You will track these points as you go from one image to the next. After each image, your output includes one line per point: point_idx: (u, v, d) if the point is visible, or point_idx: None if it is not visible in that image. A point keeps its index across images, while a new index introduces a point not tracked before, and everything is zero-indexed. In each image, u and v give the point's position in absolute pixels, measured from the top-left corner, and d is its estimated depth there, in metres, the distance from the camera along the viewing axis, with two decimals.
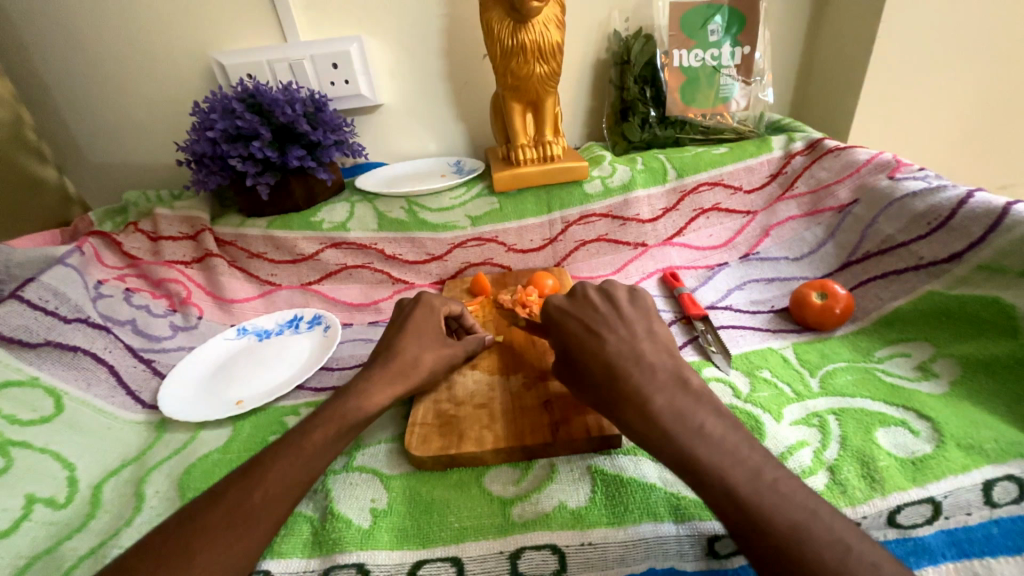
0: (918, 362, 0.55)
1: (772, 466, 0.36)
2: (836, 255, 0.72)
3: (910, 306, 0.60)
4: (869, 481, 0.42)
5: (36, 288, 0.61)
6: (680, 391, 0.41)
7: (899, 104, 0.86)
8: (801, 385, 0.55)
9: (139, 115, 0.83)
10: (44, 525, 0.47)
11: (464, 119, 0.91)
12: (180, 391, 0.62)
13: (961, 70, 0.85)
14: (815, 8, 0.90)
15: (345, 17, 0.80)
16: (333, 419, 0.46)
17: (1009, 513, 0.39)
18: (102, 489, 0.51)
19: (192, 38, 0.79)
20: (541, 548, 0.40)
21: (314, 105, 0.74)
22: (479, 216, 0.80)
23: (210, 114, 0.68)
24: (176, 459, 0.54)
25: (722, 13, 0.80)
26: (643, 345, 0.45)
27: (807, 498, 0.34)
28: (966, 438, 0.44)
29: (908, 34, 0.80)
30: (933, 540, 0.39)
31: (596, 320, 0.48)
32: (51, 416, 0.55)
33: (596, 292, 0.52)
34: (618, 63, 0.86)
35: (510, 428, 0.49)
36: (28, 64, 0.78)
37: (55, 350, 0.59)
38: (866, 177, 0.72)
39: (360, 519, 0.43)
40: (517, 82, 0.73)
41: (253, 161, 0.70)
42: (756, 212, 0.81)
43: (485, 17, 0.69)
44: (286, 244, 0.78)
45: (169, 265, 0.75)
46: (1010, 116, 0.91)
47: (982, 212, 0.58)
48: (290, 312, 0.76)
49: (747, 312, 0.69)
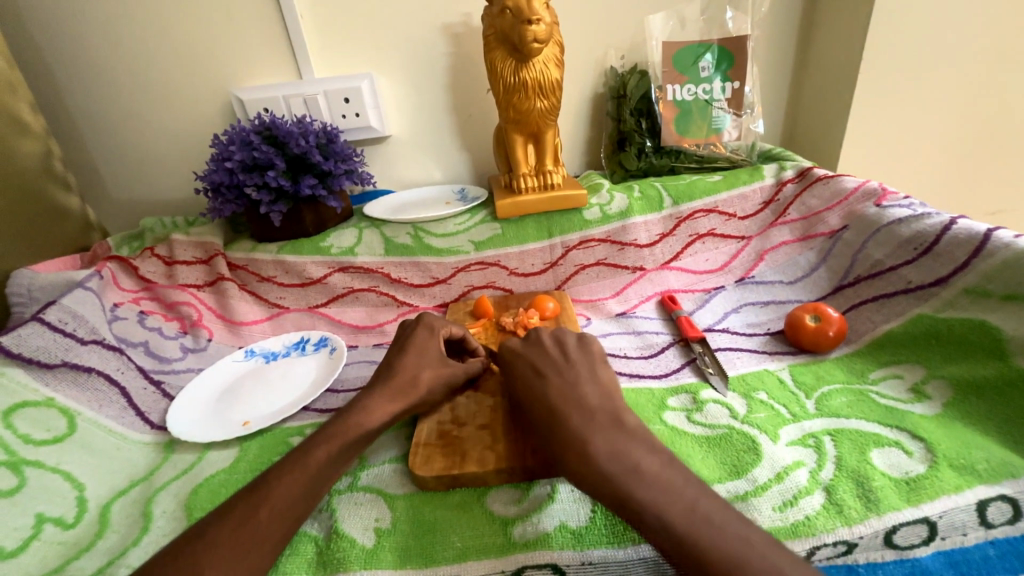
0: (910, 384, 0.56)
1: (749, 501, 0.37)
2: (829, 280, 0.75)
3: (901, 329, 0.62)
4: (864, 501, 0.43)
5: (55, 311, 0.63)
6: (615, 431, 0.42)
7: (884, 134, 0.90)
8: (798, 407, 0.56)
9: (160, 146, 0.88)
10: (53, 545, 0.48)
11: (469, 149, 0.95)
12: (188, 412, 0.64)
13: (940, 104, 0.89)
14: (799, 46, 0.95)
15: (358, 56, 0.85)
16: (340, 438, 0.47)
17: (1005, 533, 0.40)
18: (110, 509, 0.52)
19: (214, 76, 0.84)
20: (541, 568, 0.41)
21: (326, 137, 0.78)
22: (482, 241, 0.82)
23: (229, 146, 0.72)
24: (183, 480, 0.55)
25: (712, 52, 0.84)
26: (586, 390, 0.47)
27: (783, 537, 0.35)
28: (958, 459, 0.45)
29: (888, 71, 0.85)
30: (930, 562, 0.39)
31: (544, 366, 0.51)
32: (64, 436, 0.56)
33: (549, 338, 0.55)
34: (615, 97, 0.91)
35: (512, 449, 0.50)
36: (60, 99, 0.83)
37: (71, 371, 0.61)
38: (854, 205, 0.74)
39: (364, 539, 0.44)
40: (519, 116, 0.78)
41: (267, 190, 0.74)
42: (750, 237, 0.83)
43: (489, 56, 0.74)
44: (295, 268, 0.80)
45: (183, 288, 0.77)
46: (992, 146, 0.95)
47: (965, 238, 0.60)
48: (297, 334, 0.77)
49: (744, 334, 0.71)
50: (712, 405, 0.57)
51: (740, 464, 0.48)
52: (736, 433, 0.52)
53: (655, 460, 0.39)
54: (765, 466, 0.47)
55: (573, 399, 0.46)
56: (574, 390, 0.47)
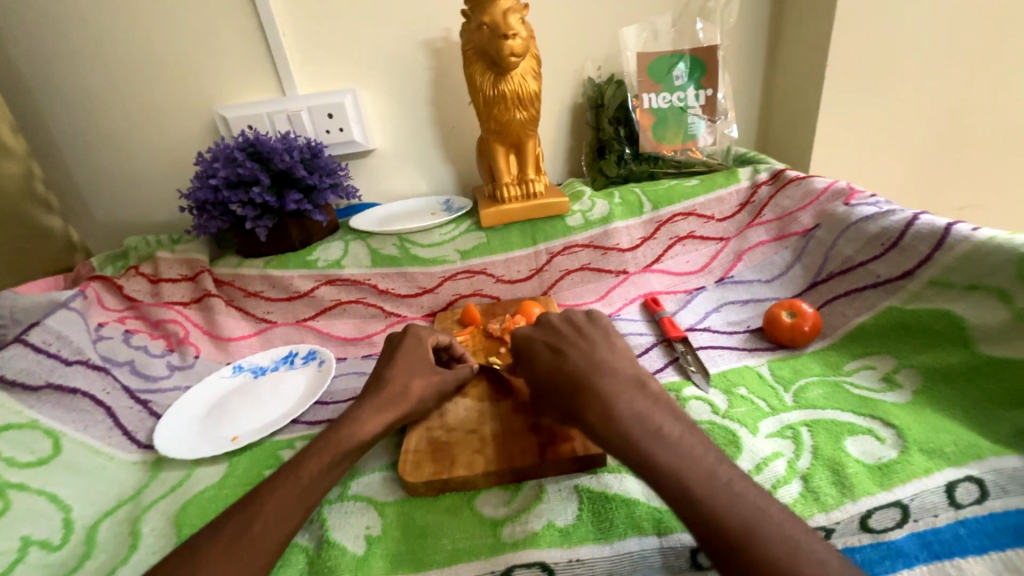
0: (883, 374, 0.58)
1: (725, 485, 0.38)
2: (804, 277, 0.77)
3: (873, 322, 0.64)
4: (840, 487, 0.45)
5: (39, 332, 0.62)
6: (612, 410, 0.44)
7: (852, 136, 0.94)
8: (776, 400, 0.57)
9: (144, 165, 0.88)
10: (39, 568, 0.47)
11: (453, 160, 0.97)
12: (176, 429, 0.63)
13: (904, 106, 0.93)
14: (768, 55, 0.99)
15: (341, 72, 0.87)
16: (332, 450, 0.47)
17: (974, 513, 0.41)
18: (97, 530, 0.52)
19: (198, 95, 0.85)
20: (530, 566, 0.41)
21: (311, 152, 0.79)
22: (468, 250, 0.84)
23: (213, 163, 0.73)
24: (172, 497, 0.54)
25: (684, 61, 0.88)
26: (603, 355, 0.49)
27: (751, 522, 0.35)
28: (927, 443, 0.47)
29: (851, 76, 0.89)
30: (905, 544, 0.41)
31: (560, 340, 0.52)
32: (49, 458, 0.56)
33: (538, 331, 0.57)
34: (593, 107, 0.93)
35: (500, 452, 0.51)
36: (42, 121, 0.83)
37: (55, 392, 0.60)
38: (824, 204, 0.77)
39: (355, 547, 0.44)
40: (500, 127, 0.80)
41: (253, 206, 0.74)
42: (728, 238, 0.86)
43: (469, 70, 0.76)
44: (282, 283, 0.80)
45: (169, 306, 0.77)
46: (956, 144, 0.99)
47: (927, 232, 0.63)
48: (285, 348, 0.78)
49: (725, 332, 0.72)
50: (695, 402, 0.58)
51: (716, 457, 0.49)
52: (717, 428, 0.54)
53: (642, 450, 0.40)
54: (745, 458, 0.49)
55: (567, 388, 0.47)
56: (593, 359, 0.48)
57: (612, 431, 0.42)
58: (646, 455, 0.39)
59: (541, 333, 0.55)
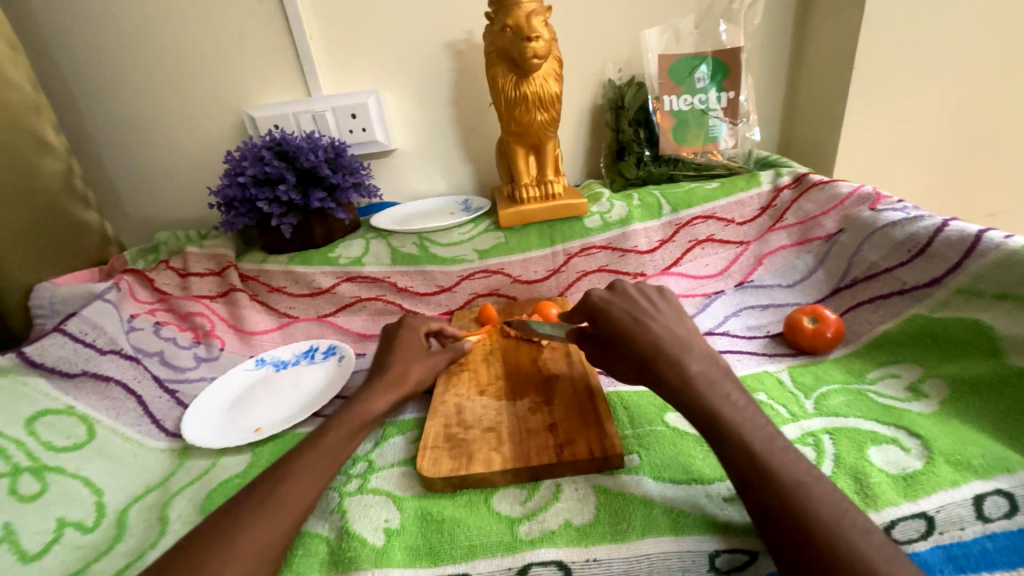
0: (908, 383, 0.57)
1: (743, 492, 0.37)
2: (826, 282, 0.76)
3: (897, 329, 0.63)
4: (863, 496, 0.44)
5: (76, 322, 0.65)
6: None
7: (878, 140, 0.92)
8: (797, 406, 0.57)
9: (175, 163, 0.91)
10: (74, 548, 0.49)
11: (472, 161, 0.98)
12: (202, 420, 0.65)
13: (933, 109, 0.91)
14: (792, 57, 0.98)
15: (365, 74, 0.89)
16: (351, 426, 0.51)
17: (1002, 527, 0.40)
18: (128, 514, 0.54)
19: (227, 95, 0.87)
20: (548, 563, 0.42)
21: (335, 152, 0.81)
22: (486, 250, 0.84)
23: (241, 162, 0.75)
24: (199, 484, 0.56)
25: (707, 63, 0.87)
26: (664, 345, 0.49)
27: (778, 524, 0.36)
28: (955, 455, 0.46)
29: (879, 79, 0.87)
30: (930, 556, 0.40)
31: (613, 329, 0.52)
32: (84, 443, 0.58)
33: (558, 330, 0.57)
34: (613, 109, 0.93)
35: (517, 450, 0.51)
36: (80, 121, 0.87)
37: (90, 380, 0.63)
38: (849, 209, 0.76)
39: (375, 538, 0.45)
40: (520, 128, 0.80)
41: (278, 203, 0.76)
42: (749, 242, 0.85)
43: (491, 72, 0.77)
44: (305, 279, 0.82)
45: (196, 299, 0.79)
46: (988, 148, 0.96)
47: (957, 239, 0.62)
48: (306, 343, 0.79)
49: (744, 337, 0.72)
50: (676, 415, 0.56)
51: (693, 466, 0.48)
52: None
53: None
54: None
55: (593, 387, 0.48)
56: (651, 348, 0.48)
57: None
58: None
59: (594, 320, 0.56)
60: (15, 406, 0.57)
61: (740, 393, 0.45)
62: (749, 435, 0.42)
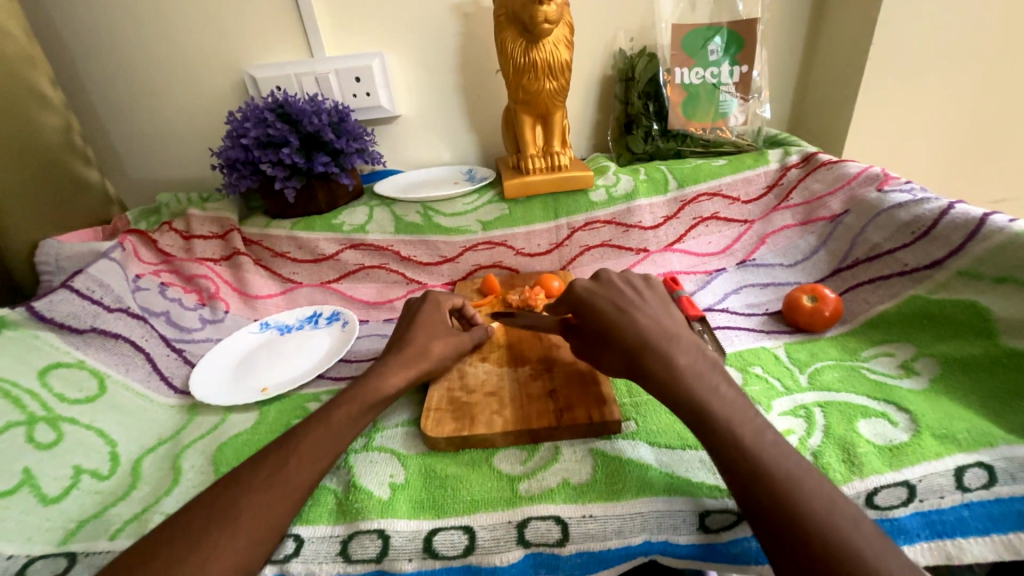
0: (901, 361, 0.59)
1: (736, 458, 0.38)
2: (828, 262, 0.76)
3: (895, 310, 0.64)
4: (849, 465, 0.46)
5: (82, 279, 0.65)
6: None
7: (890, 121, 0.91)
8: (791, 380, 0.58)
9: (176, 123, 0.89)
10: (92, 493, 0.51)
11: (477, 130, 0.96)
12: (209, 379, 0.67)
13: (949, 91, 0.89)
14: (809, 31, 0.95)
15: (369, 35, 0.86)
16: (357, 385, 0.52)
17: (980, 497, 0.43)
18: (141, 463, 0.56)
19: (227, 53, 0.85)
20: (546, 518, 0.44)
21: (339, 115, 0.79)
22: (490, 221, 0.84)
23: (244, 122, 0.74)
24: (209, 439, 0.58)
25: (721, 34, 0.85)
26: (666, 324, 0.50)
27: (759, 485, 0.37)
28: (940, 429, 0.47)
29: (897, 57, 0.85)
30: (909, 522, 0.43)
31: (620, 303, 0.53)
32: (96, 396, 0.60)
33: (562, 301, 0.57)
34: (623, 80, 0.92)
35: (518, 413, 0.53)
36: (77, 76, 0.85)
37: (99, 336, 0.64)
38: (856, 189, 0.76)
39: (380, 492, 0.47)
40: (529, 97, 0.79)
41: (282, 166, 0.76)
42: (753, 221, 0.85)
43: (500, 36, 0.75)
44: (308, 245, 0.82)
45: (200, 262, 0.80)
46: (1001, 132, 0.95)
47: (961, 222, 0.62)
48: (310, 308, 0.80)
49: (743, 314, 0.73)
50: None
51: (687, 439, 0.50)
52: None
53: None
54: None
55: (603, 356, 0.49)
56: (655, 326, 0.49)
57: None
58: None
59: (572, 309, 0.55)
60: (27, 358, 0.58)
61: (728, 385, 0.44)
62: (749, 424, 0.41)
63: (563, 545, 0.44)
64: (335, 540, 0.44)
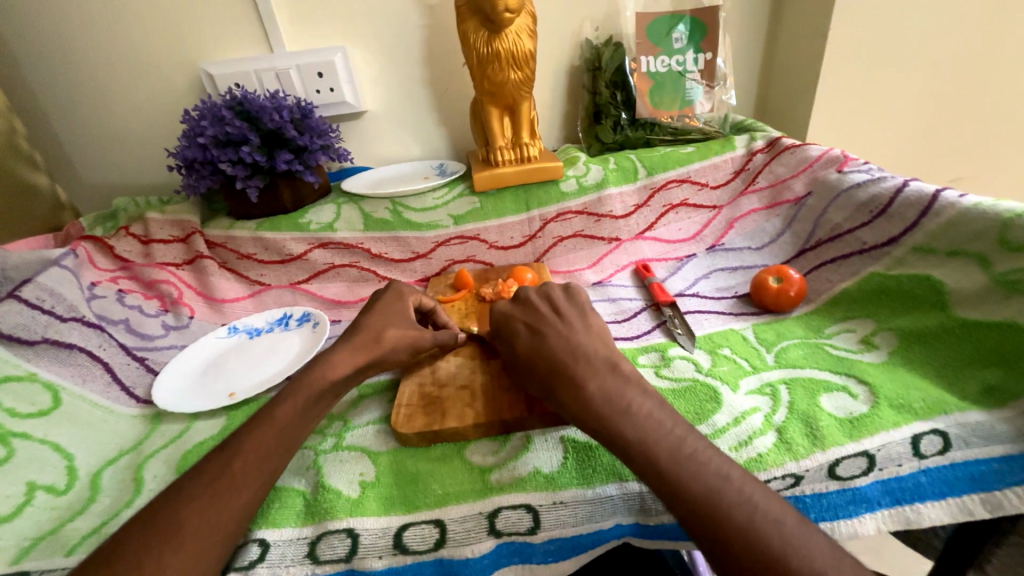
0: (862, 336, 0.60)
1: (693, 441, 0.40)
2: (793, 244, 0.78)
3: (856, 288, 0.66)
4: (811, 438, 0.47)
5: (32, 288, 0.63)
6: (608, 376, 0.45)
7: (850, 105, 0.93)
8: (758, 360, 0.59)
9: (130, 123, 0.86)
10: (47, 510, 0.49)
11: (446, 124, 0.95)
12: (172, 386, 0.65)
13: (906, 73, 0.91)
14: (771, 17, 0.97)
15: (330, 29, 0.84)
16: (319, 387, 0.50)
17: (935, 462, 0.45)
18: (101, 476, 0.54)
19: (182, 50, 0.82)
20: (516, 507, 0.44)
21: (301, 112, 0.77)
22: (461, 215, 0.84)
23: (200, 121, 0.72)
24: (172, 447, 0.56)
25: (684, 22, 0.85)
26: (580, 338, 0.49)
27: (721, 467, 0.38)
28: (898, 399, 0.49)
29: (855, 42, 0.87)
30: (870, 490, 0.45)
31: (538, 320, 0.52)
32: (50, 409, 0.57)
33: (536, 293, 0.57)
34: (590, 70, 0.91)
35: (489, 406, 0.52)
36: (19, 75, 0.81)
37: (52, 347, 0.62)
38: (818, 172, 0.77)
39: (349, 491, 0.46)
40: (494, 88, 0.78)
41: (243, 165, 0.73)
42: (722, 206, 0.86)
43: (462, 27, 0.74)
44: (275, 245, 0.80)
45: (161, 267, 0.77)
46: (956, 113, 0.98)
47: (915, 199, 0.64)
48: (279, 310, 0.78)
49: (713, 298, 0.74)
50: (679, 361, 0.60)
51: (702, 411, 0.51)
52: (700, 384, 0.55)
53: (644, 404, 0.43)
54: (725, 412, 0.51)
55: (568, 348, 0.48)
56: (569, 339, 0.49)
57: (611, 396, 0.43)
58: (638, 417, 0.41)
59: (521, 311, 0.54)
60: None
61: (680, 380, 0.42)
62: None
63: (535, 533, 0.44)
64: (302, 543, 0.43)
